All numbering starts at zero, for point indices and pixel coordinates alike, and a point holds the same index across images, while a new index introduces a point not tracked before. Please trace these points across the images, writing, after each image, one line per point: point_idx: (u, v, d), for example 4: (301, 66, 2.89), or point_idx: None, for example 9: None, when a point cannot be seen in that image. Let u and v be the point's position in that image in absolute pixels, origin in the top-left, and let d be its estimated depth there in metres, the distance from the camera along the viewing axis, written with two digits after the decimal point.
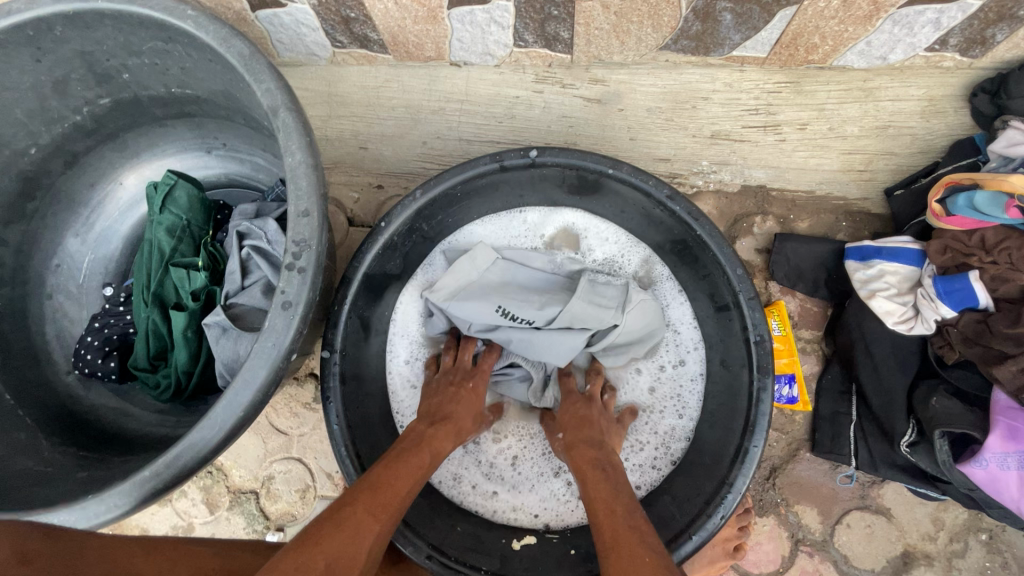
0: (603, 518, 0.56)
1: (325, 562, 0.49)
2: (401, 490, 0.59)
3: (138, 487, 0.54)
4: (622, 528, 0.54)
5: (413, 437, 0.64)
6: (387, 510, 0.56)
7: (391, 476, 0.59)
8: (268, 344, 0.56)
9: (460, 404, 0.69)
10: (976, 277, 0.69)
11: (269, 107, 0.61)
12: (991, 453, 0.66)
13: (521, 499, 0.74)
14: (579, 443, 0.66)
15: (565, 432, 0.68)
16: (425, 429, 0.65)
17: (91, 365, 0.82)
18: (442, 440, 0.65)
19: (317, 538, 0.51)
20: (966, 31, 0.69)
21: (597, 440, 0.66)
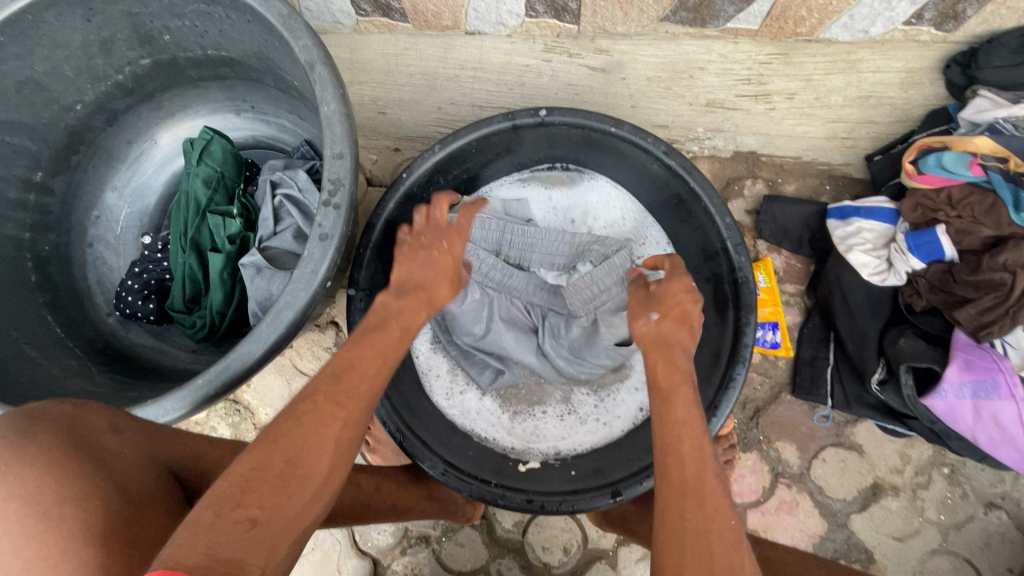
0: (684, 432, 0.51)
1: (285, 458, 0.48)
2: (368, 378, 0.56)
3: (192, 392, 0.62)
4: (707, 474, 0.48)
5: (380, 315, 0.62)
6: (351, 398, 0.54)
7: (352, 365, 0.56)
8: (307, 271, 0.64)
9: (434, 270, 0.65)
10: (943, 230, 0.77)
11: (306, 62, 0.68)
12: (949, 385, 0.74)
13: (534, 423, 0.82)
14: (673, 343, 0.57)
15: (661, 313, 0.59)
16: (392, 303, 0.63)
17: (132, 306, 0.89)
18: (413, 315, 0.63)
19: (276, 434, 0.49)
20: (940, 5, 0.76)
21: (687, 348, 0.58)
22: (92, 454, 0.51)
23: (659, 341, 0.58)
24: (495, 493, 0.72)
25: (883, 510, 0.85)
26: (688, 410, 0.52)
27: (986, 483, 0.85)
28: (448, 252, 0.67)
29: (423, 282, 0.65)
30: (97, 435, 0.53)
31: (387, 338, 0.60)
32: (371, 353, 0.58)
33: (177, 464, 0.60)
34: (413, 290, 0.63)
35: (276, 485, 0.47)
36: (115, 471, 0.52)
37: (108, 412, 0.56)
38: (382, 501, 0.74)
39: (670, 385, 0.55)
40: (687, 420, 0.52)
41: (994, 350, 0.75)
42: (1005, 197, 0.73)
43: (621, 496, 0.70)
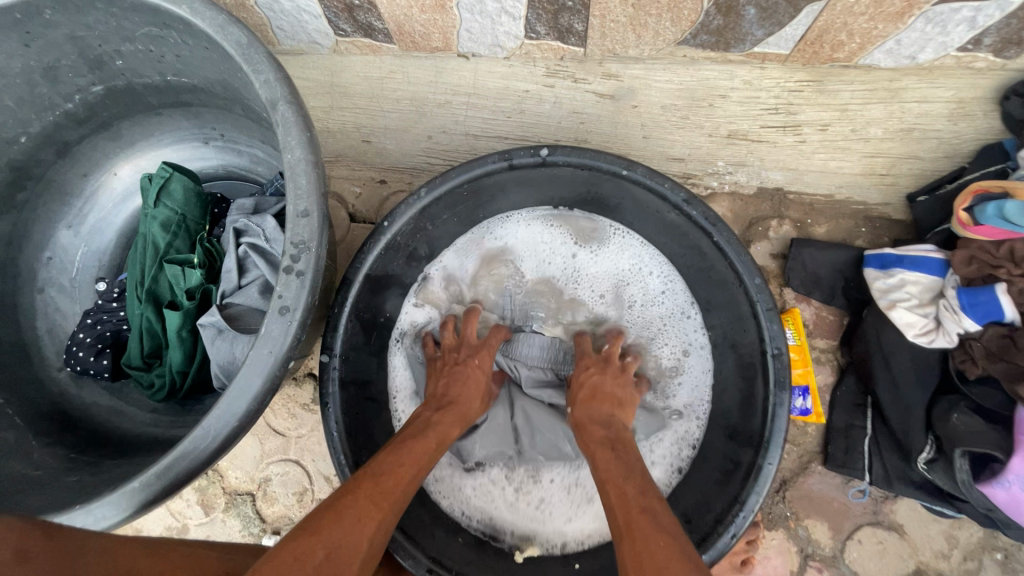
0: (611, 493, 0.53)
1: (323, 554, 0.46)
2: (404, 476, 0.56)
3: (128, 497, 0.53)
4: (633, 511, 0.50)
5: (419, 424, 0.62)
6: (388, 498, 0.54)
7: (388, 463, 0.56)
8: (264, 351, 0.54)
9: (467, 387, 0.66)
10: (1004, 289, 0.67)
11: (267, 100, 0.58)
12: (1015, 475, 0.64)
13: (536, 498, 0.73)
14: (591, 420, 0.62)
15: (575, 405, 0.65)
16: (431, 415, 0.63)
17: (84, 362, 0.79)
18: (449, 425, 0.63)
19: (315, 527, 0.48)
20: (1003, 30, 0.66)
21: (608, 416, 0.62)
22: None
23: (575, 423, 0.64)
24: None
25: None
26: (608, 467, 0.56)
27: None
28: (477, 368, 0.68)
29: (456, 399, 0.65)
30: None
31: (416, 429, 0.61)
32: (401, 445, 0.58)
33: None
34: (452, 408, 0.64)
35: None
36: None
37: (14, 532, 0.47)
38: None
39: (594, 453, 0.59)
40: (608, 475, 0.55)
41: None
42: None
43: None
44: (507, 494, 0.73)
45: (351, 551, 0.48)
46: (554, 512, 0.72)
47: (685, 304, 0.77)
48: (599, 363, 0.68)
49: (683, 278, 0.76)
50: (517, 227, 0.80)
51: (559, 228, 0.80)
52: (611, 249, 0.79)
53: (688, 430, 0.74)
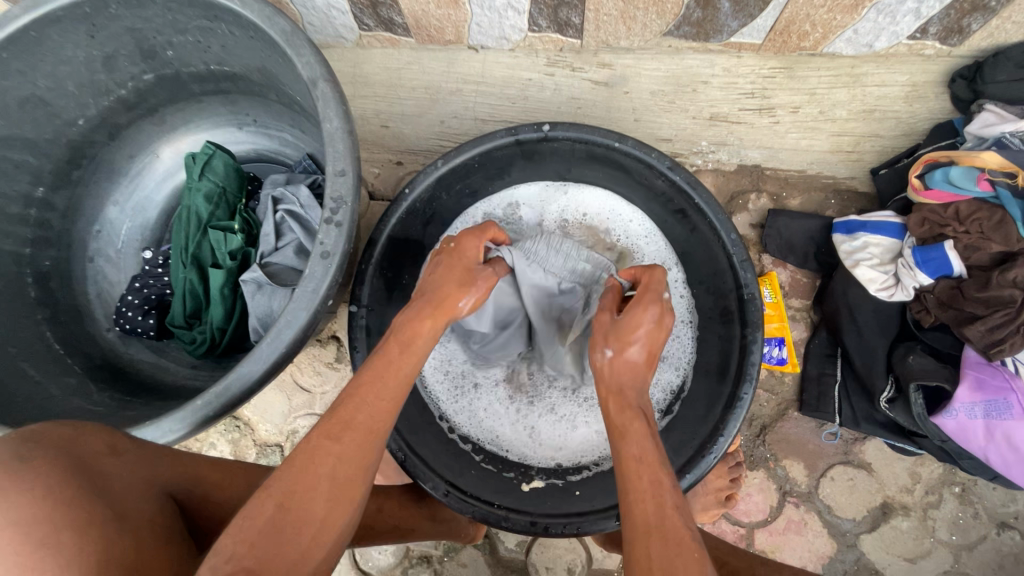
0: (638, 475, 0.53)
1: (277, 505, 0.48)
2: (365, 413, 0.54)
3: (191, 413, 0.61)
4: (664, 507, 0.51)
5: (391, 341, 0.61)
6: (348, 438, 0.52)
7: (349, 402, 0.54)
8: (308, 289, 0.63)
9: (445, 275, 0.66)
10: (951, 246, 0.75)
11: (309, 79, 0.68)
12: (960, 404, 0.72)
13: (530, 426, 0.82)
14: (623, 379, 0.61)
15: (610, 349, 0.61)
16: (404, 324, 0.61)
17: (132, 321, 0.88)
18: (420, 333, 0.61)
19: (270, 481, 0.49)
20: (944, 21, 0.75)
21: (641, 384, 0.60)
22: (93, 478, 0.50)
23: (614, 384, 0.60)
24: (497, 515, 0.70)
25: (893, 530, 0.84)
26: (641, 445, 0.55)
27: (999, 503, 0.83)
28: (454, 252, 0.68)
29: (435, 290, 0.65)
30: (97, 458, 0.52)
31: (389, 366, 0.58)
32: (373, 386, 0.56)
33: (172, 485, 0.58)
34: (424, 300, 0.63)
35: (267, 534, 0.47)
36: (113, 499, 0.50)
37: (109, 433, 0.55)
38: (385, 520, 0.73)
39: (629, 425, 0.57)
40: (642, 455, 0.54)
41: (1006, 369, 0.73)
42: (1015, 214, 0.72)
43: None
44: (501, 419, 0.83)
45: (306, 500, 0.49)
46: (545, 438, 0.81)
47: (666, 259, 0.85)
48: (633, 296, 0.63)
49: (669, 241, 0.85)
50: (510, 200, 0.89)
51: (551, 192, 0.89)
52: (604, 208, 0.88)
53: (668, 376, 0.81)
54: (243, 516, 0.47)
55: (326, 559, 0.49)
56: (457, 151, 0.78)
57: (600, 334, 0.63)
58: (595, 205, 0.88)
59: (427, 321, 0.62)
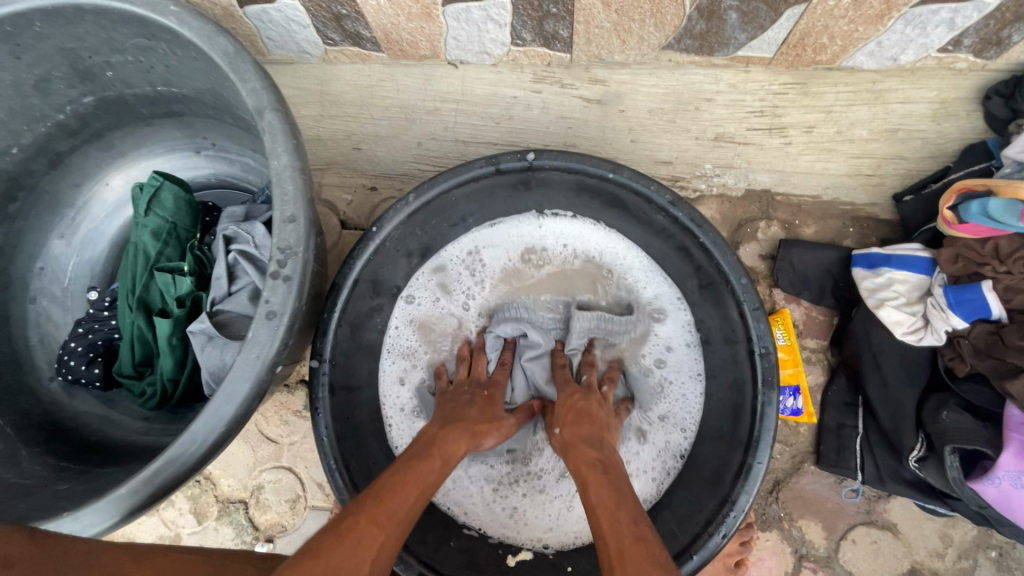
0: (603, 522, 0.50)
1: None
2: (407, 504, 0.53)
3: (113, 504, 0.52)
4: (627, 539, 0.48)
5: (425, 442, 0.61)
6: (393, 521, 0.51)
7: (394, 483, 0.54)
8: (251, 356, 0.54)
9: (475, 408, 0.68)
10: (989, 287, 0.67)
11: (255, 108, 0.59)
12: (1003, 471, 0.64)
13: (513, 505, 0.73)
14: (578, 442, 0.61)
15: (562, 428, 0.64)
16: (437, 433, 0.63)
17: (75, 371, 0.80)
18: (455, 441, 0.62)
19: (316, 549, 0.46)
20: (982, 31, 0.66)
21: (595, 441, 0.60)
22: None
23: (566, 444, 0.62)
24: None
25: None
26: (599, 492, 0.53)
27: None
28: (488, 398, 0.71)
29: (462, 416, 0.66)
30: None
31: (429, 458, 0.58)
32: (410, 476, 0.55)
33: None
34: (460, 424, 0.64)
35: None
36: None
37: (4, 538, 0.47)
38: None
39: (585, 476, 0.57)
40: (600, 500, 0.53)
41: None
42: None
43: None
44: (485, 493, 0.74)
45: None
46: (526, 517, 0.73)
47: (670, 303, 0.76)
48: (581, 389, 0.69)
49: (665, 274, 0.76)
50: (495, 237, 0.80)
51: (534, 227, 0.79)
52: (584, 247, 0.79)
53: (671, 439, 0.73)
54: None
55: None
56: (426, 185, 0.69)
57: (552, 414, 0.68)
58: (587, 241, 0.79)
59: (458, 434, 0.63)
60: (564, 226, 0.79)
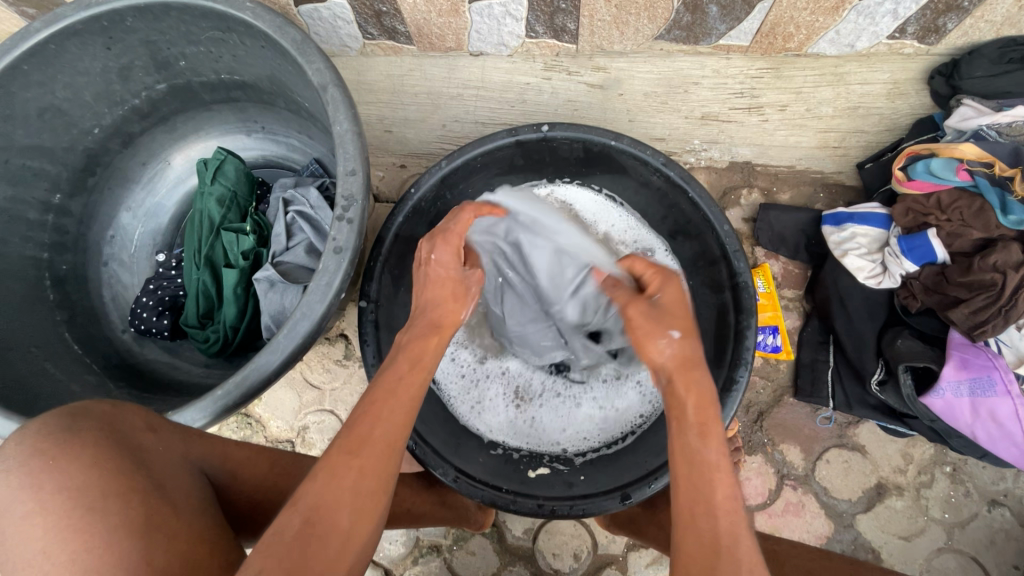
0: (717, 488, 0.51)
1: (304, 517, 0.50)
2: (389, 431, 0.56)
3: (212, 402, 0.64)
4: (727, 516, 0.51)
5: (393, 356, 0.63)
6: (368, 446, 0.54)
7: (363, 413, 0.57)
8: (322, 283, 0.66)
9: (433, 288, 0.67)
10: (934, 233, 0.79)
11: (319, 84, 0.71)
12: (947, 383, 0.75)
13: (533, 416, 0.86)
14: (698, 372, 0.57)
15: (683, 337, 0.57)
16: (404, 339, 0.64)
17: (147, 322, 0.91)
18: (424, 342, 0.64)
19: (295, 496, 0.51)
20: (921, 21, 0.78)
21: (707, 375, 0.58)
22: (131, 453, 0.53)
23: (686, 365, 0.56)
24: (505, 499, 0.73)
25: (888, 509, 0.87)
26: (719, 453, 0.53)
27: (989, 480, 0.86)
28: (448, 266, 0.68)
29: (430, 305, 0.67)
30: (134, 433, 0.55)
31: (400, 391, 0.59)
32: (387, 404, 0.58)
33: (206, 462, 0.61)
34: (420, 318, 0.66)
35: (296, 545, 0.48)
36: (152, 470, 0.53)
37: (144, 412, 0.58)
38: (399, 505, 0.75)
39: (710, 424, 0.54)
40: (719, 465, 0.52)
41: (989, 349, 0.77)
42: (993, 201, 0.75)
43: (630, 499, 0.71)
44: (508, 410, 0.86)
45: (332, 511, 0.50)
46: (546, 426, 0.85)
47: (654, 246, 0.90)
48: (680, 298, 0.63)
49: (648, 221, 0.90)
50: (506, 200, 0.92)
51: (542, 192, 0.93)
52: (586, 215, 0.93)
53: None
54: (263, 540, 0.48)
55: (361, 556, 0.52)
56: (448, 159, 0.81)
57: (654, 324, 0.58)
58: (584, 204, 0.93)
59: (428, 333, 0.65)
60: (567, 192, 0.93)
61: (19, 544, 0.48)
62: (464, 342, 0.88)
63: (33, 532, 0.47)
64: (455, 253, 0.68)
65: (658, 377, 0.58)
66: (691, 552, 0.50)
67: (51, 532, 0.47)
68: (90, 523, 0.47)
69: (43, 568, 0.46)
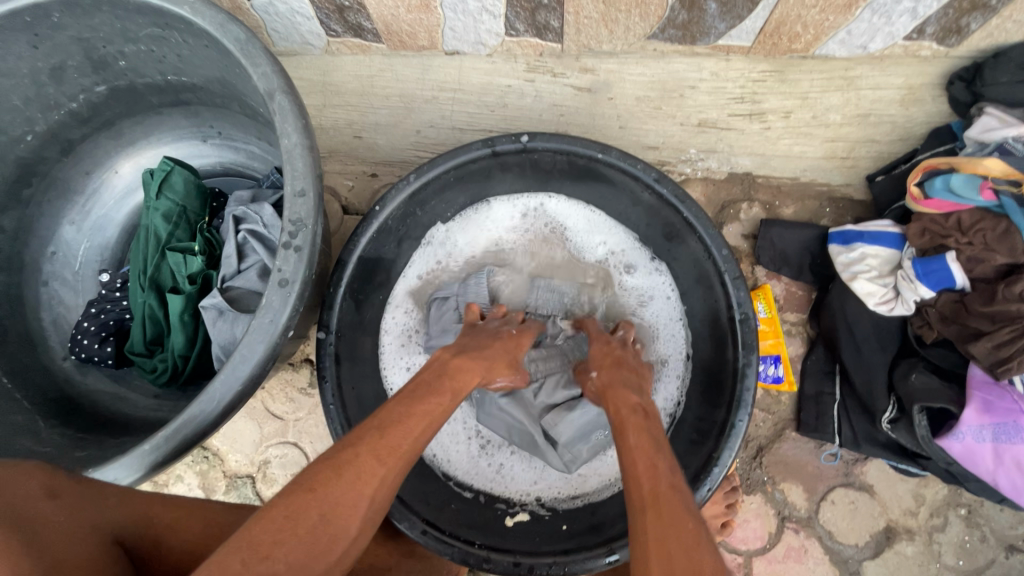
0: (637, 461, 0.50)
1: (320, 513, 0.44)
2: (376, 481, 0.48)
3: (139, 459, 0.56)
4: (661, 482, 0.47)
5: (438, 369, 0.60)
6: (396, 454, 0.50)
7: (401, 416, 0.53)
8: (265, 320, 0.58)
9: (498, 345, 0.67)
10: (953, 258, 0.71)
11: (266, 91, 0.62)
12: (967, 427, 0.68)
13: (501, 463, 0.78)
14: (616, 385, 0.62)
15: (598, 372, 0.65)
16: (448, 360, 0.62)
17: (88, 350, 0.83)
18: (470, 375, 0.61)
19: (314, 481, 0.46)
20: (942, 21, 0.71)
21: (633, 386, 0.61)
22: (16, 529, 0.43)
23: (602, 393, 0.63)
24: (478, 555, 0.66)
25: (897, 555, 0.80)
26: (639, 435, 0.53)
27: (1006, 524, 0.79)
28: (515, 339, 0.69)
29: (489, 351, 0.65)
30: (27, 501, 0.46)
31: (408, 426, 0.52)
32: (387, 454, 0.50)
33: (124, 531, 0.51)
34: (476, 356, 0.63)
35: (305, 542, 0.42)
36: (43, 551, 0.44)
37: (44, 472, 0.48)
38: (358, 560, 0.67)
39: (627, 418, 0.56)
40: (639, 443, 0.52)
41: (1014, 389, 0.69)
42: (1019, 223, 0.67)
43: (616, 556, 0.64)
44: (474, 449, 0.78)
45: (347, 515, 0.45)
46: (514, 473, 0.77)
47: (644, 262, 0.81)
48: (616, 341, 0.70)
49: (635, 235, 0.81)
50: (486, 216, 0.84)
51: (524, 207, 0.84)
52: (574, 231, 0.84)
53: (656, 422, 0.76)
54: (269, 522, 0.42)
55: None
56: (409, 177, 0.72)
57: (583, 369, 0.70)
58: (569, 219, 0.84)
59: (478, 367, 0.62)
60: (556, 208, 0.84)
61: None
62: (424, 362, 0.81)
63: None
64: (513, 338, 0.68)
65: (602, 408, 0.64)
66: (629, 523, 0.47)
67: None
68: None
69: None
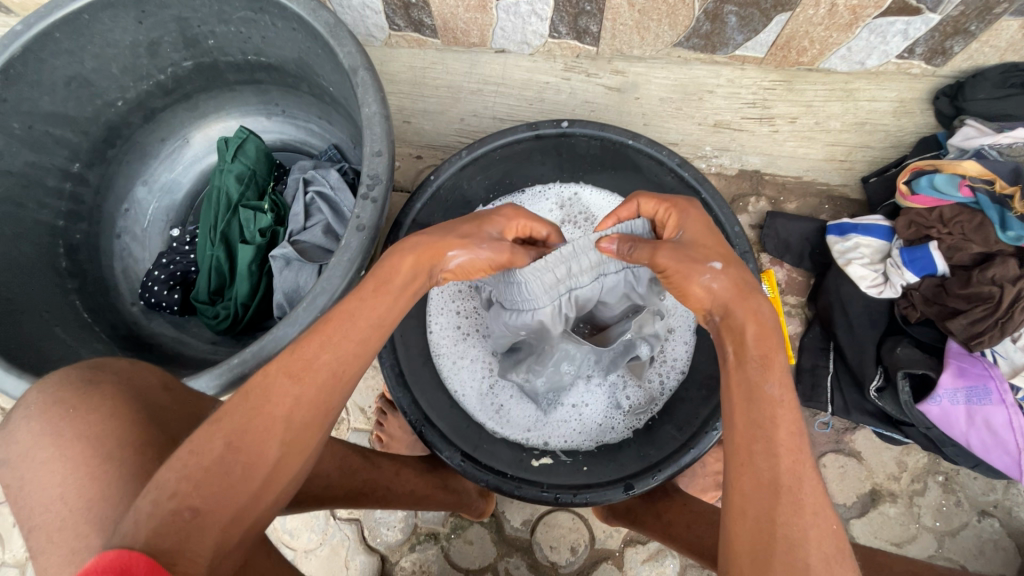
0: (781, 429, 0.48)
1: (224, 443, 0.48)
2: (288, 401, 0.50)
3: (226, 371, 0.63)
4: (788, 462, 0.47)
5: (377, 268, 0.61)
6: (310, 374, 0.52)
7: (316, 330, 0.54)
8: (344, 259, 0.66)
9: (450, 226, 0.65)
10: (935, 246, 0.81)
11: (350, 67, 0.71)
12: (944, 391, 0.78)
13: (525, 413, 0.84)
14: (746, 289, 0.55)
15: (722, 266, 0.56)
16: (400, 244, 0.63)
17: (158, 295, 0.91)
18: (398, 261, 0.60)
19: (221, 412, 0.49)
20: (930, 42, 0.81)
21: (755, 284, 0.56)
22: (145, 408, 0.59)
23: (737, 290, 0.55)
24: (509, 483, 0.74)
25: (881, 515, 0.89)
26: (780, 386, 0.50)
27: (979, 491, 0.88)
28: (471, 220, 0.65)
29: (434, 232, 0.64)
30: (149, 389, 0.61)
31: (325, 338, 0.54)
32: (299, 369, 0.52)
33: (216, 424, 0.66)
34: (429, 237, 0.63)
35: (213, 471, 0.46)
36: (166, 424, 0.59)
37: (158, 372, 0.63)
38: (401, 485, 0.79)
39: (773, 355, 0.52)
40: (783, 398, 0.49)
41: (984, 358, 0.80)
42: (993, 217, 0.78)
43: (633, 489, 0.72)
44: (490, 394, 0.84)
45: (258, 442, 0.49)
46: (540, 422, 0.83)
47: None
48: (695, 219, 0.62)
49: None
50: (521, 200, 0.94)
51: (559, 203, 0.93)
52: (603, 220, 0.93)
53: (664, 381, 0.83)
54: (182, 455, 0.47)
55: (268, 511, 0.51)
56: (462, 151, 0.83)
57: (690, 263, 0.56)
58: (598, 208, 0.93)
59: (411, 253, 0.61)
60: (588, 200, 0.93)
61: (41, 486, 0.54)
62: (458, 313, 0.86)
63: (51, 478, 0.53)
64: (481, 220, 0.65)
65: (714, 314, 0.56)
66: (749, 494, 0.47)
67: (70, 483, 0.53)
68: (103, 473, 0.53)
69: (59, 510, 0.52)
